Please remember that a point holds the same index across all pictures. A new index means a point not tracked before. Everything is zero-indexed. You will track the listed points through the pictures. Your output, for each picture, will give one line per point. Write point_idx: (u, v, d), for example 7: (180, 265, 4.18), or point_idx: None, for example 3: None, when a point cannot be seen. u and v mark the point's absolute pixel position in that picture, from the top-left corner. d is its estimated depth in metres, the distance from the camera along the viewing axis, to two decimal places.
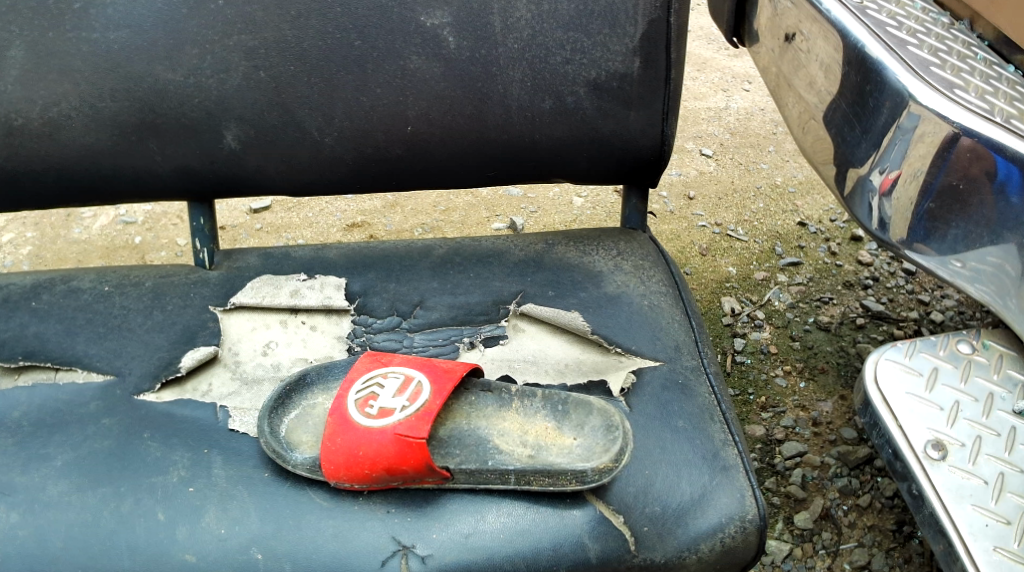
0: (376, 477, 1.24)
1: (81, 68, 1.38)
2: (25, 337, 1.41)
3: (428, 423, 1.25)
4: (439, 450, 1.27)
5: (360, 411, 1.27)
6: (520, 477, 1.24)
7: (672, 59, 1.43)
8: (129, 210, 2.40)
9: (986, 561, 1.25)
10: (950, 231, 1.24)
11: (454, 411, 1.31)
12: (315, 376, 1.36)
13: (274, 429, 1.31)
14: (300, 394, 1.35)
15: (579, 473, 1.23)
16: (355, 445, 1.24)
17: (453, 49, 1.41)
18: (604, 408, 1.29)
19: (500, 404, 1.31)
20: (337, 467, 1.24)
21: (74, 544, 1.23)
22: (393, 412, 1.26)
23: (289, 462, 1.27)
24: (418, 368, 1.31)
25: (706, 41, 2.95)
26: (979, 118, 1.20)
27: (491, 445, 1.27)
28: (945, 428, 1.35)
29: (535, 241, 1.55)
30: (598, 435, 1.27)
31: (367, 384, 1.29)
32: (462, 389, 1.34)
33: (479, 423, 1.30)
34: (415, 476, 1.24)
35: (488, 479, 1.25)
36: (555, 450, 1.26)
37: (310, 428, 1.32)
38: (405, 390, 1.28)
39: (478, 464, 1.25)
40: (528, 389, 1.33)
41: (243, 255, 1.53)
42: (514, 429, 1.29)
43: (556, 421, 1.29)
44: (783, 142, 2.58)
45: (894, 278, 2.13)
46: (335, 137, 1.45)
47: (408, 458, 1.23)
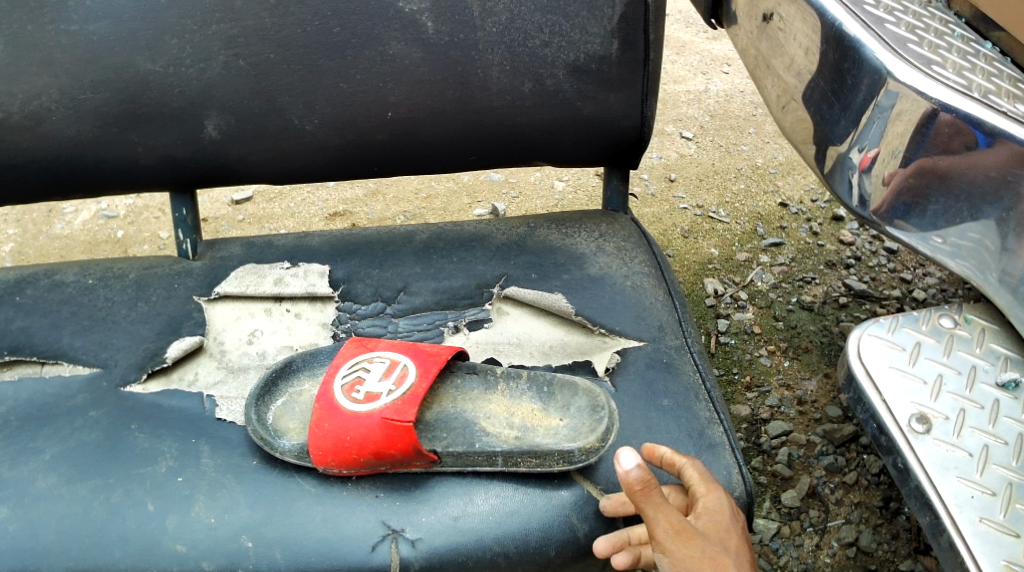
0: (364, 461, 1.24)
1: (62, 60, 1.38)
2: (10, 332, 1.40)
3: (413, 406, 1.26)
4: (423, 432, 1.28)
5: (346, 396, 1.28)
6: (507, 459, 1.25)
7: (651, 39, 1.43)
8: (110, 204, 2.39)
9: (973, 532, 1.26)
10: (930, 206, 1.25)
11: (440, 394, 1.32)
12: (300, 363, 1.37)
13: (261, 416, 1.31)
14: (286, 382, 1.35)
15: (567, 453, 1.24)
16: (342, 430, 1.25)
17: (432, 33, 1.41)
18: (590, 389, 1.30)
19: (485, 386, 1.32)
20: (324, 453, 1.25)
21: (63, 537, 1.23)
22: (379, 397, 1.27)
23: (277, 449, 1.27)
24: (403, 352, 1.32)
25: (685, 24, 2.96)
26: (955, 93, 1.21)
27: (478, 427, 1.28)
28: (928, 402, 1.36)
29: (517, 225, 1.55)
30: (584, 414, 1.28)
31: (352, 369, 1.30)
32: (446, 372, 1.34)
33: (465, 405, 1.31)
34: (402, 460, 1.24)
35: (476, 461, 1.26)
36: (541, 431, 1.27)
37: (298, 415, 1.32)
38: (391, 373, 1.29)
39: (465, 446, 1.26)
40: (514, 371, 1.34)
41: (226, 245, 1.53)
42: (500, 411, 1.30)
43: (542, 402, 1.30)
44: (764, 123, 2.60)
45: (876, 257, 2.15)
46: (316, 124, 1.45)
47: (396, 442, 1.24)
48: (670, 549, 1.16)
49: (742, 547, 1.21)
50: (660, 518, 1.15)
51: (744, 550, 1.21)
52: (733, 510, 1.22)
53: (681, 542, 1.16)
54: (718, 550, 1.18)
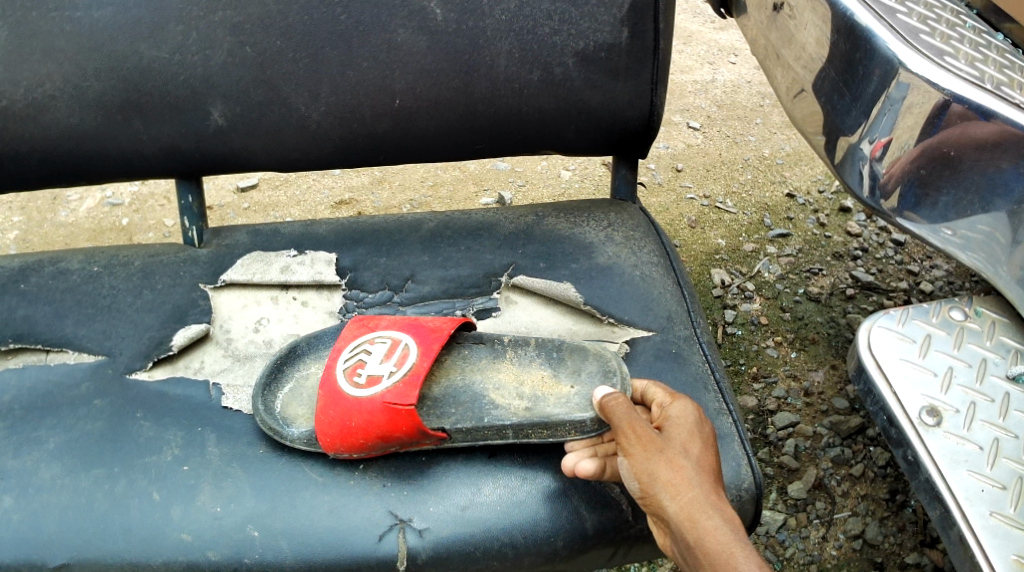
0: (371, 446, 1.24)
1: (64, 47, 1.36)
2: (14, 320, 1.40)
3: (415, 385, 1.26)
4: (432, 410, 1.29)
5: (349, 380, 1.28)
6: (517, 431, 1.25)
7: (661, 29, 1.42)
8: (115, 192, 2.38)
9: (983, 526, 1.25)
10: (941, 197, 1.23)
11: (447, 367, 1.33)
12: (305, 347, 1.37)
13: (268, 405, 1.31)
14: (292, 366, 1.35)
15: (578, 423, 1.23)
16: (346, 415, 1.25)
17: (440, 21, 1.40)
18: (599, 354, 1.31)
19: (494, 355, 1.33)
20: (332, 439, 1.24)
21: (68, 527, 1.23)
22: (381, 379, 1.27)
23: (286, 437, 1.27)
24: (404, 330, 1.32)
25: (691, 14, 2.95)
26: (968, 84, 1.17)
27: (487, 400, 1.29)
28: (939, 394, 1.35)
29: (525, 213, 1.54)
30: (596, 381, 1.28)
31: (353, 352, 1.30)
32: (453, 345, 1.35)
33: (473, 378, 1.32)
34: (410, 441, 1.24)
35: (487, 435, 1.25)
36: (552, 400, 1.28)
37: (304, 400, 1.32)
38: (392, 355, 1.29)
39: (474, 422, 1.26)
40: (520, 338, 1.34)
41: (232, 233, 1.52)
42: (509, 381, 1.31)
43: (553, 369, 1.31)
44: (771, 114, 2.58)
45: (883, 249, 2.14)
46: (322, 113, 1.44)
47: (400, 424, 1.23)
48: (630, 452, 1.18)
49: (710, 455, 1.19)
50: (621, 421, 1.19)
51: (712, 458, 1.19)
52: (704, 422, 1.22)
53: (639, 443, 1.17)
54: (678, 452, 1.17)
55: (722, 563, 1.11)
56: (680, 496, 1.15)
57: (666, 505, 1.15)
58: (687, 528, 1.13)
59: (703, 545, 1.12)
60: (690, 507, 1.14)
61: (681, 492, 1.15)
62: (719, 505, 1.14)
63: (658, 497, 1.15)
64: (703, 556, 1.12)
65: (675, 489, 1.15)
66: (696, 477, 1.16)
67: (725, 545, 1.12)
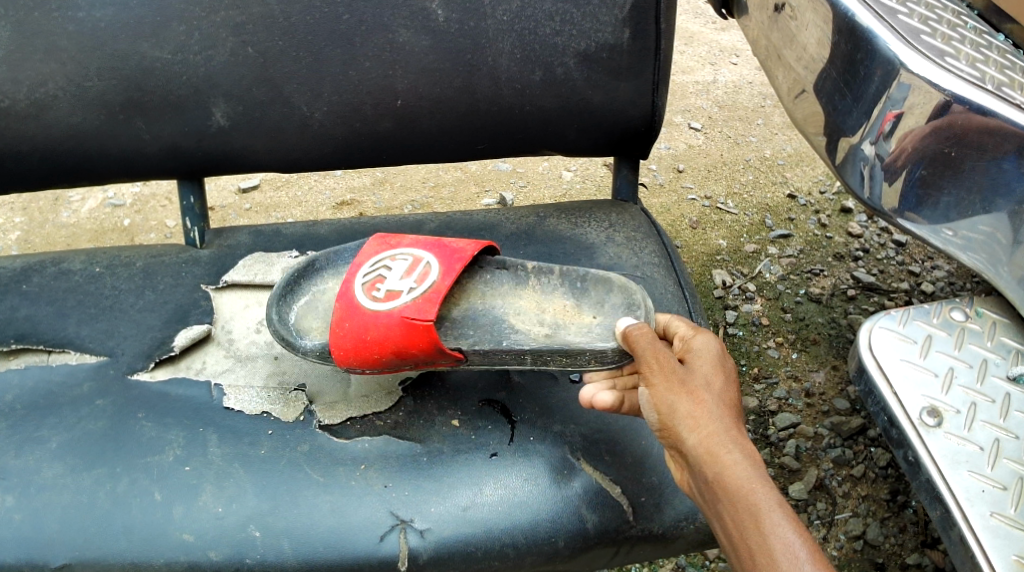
0: (385, 360, 1.28)
1: (67, 46, 1.37)
2: (16, 320, 1.40)
3: (433, 304, 1.28)
4: (451, 332, 1.33)
5: (367, 294, 1.29)
6: (536, 357, 1.27)
7: (662, 29, 1.42)
8: (117, 193, 2.38)
9: (983, 526, 1.25)
10: (942, 197, 1.23)
11: (468, 290, 1.37)
12: (324, 261, 1.40)
13: (282, 316, 1.35)
14: (309, 280, 1.39)
15: (601, 353, 1.25)
16: (362, 328, 1.27)
17: (442, 21, 1.40)
18: (625, 286, 1.33)
19: (516, 282, 1.37)
20: (346, 353, 1.27)
21: (70, 526, 1.23)
22: (400, 295, 1.28)
23: (297, 349, 1.30)
24: (426, 248, 1.33)
25: (693, 15, 2.95)
26: (969, 85, 1.17)
27: (507, 325, 1.34)
28: (940, 395, 1.35)
29: (526, 214, 1.54)
30: (619, 312, 1.32)
31: (374, 268, 1.31)
32: (478, 268, 1.38)
33: (494, 303, 1.36)
34: (425, 359, 1.28)
35: (504, 359, 1.28)
36: (573, 329, 1.32)
37: (319, 315, 1.37)
38: (413, 272, 1.31)
39: (492, 344, 1.31)
40: (545, 266, 1.37)
41: (234, 233, 1.52)
42: (531, 308, 1.35)
43: (576, 299, 1.35)
44: (772, 115, 2.58)
45: (885, 249, 2.14)
46: (324, 113, 1.44)
47: (415, 341, 1.26)
48: (652, 382, 1.17)
49: (731, 390, 1.19)
50: (644, 351, 1.19)
51: (733, 393, 1.19)
52: (727, 358, 1.21)
53: (662, 374, 1.17)
54: (700, 385, 1.17)
55: (741, 498, 1.11)
56: (700, 429, 1.14)
57: (686, 438, 1.14)
58: (706, 462, 1.13)
59: (722, 480, 1.12)
60: (711, 442, 1.13)
61: (701, 425, 1.14)
62: (739, 439, 1.14)
63: (678, 429, 1.15)
64: (722, 490, 1.12)
65: (696, 422, 1.14)
66: (717, 411, 1.15)
67: (744, 482, 1.11)
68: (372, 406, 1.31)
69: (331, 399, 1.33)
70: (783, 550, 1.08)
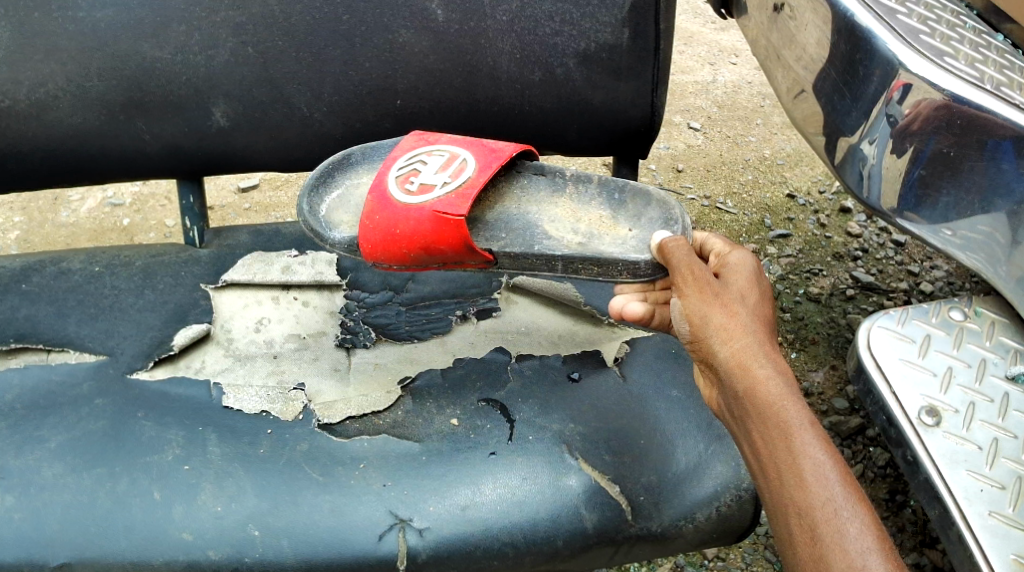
0: (413, 256, 1.30)
1: (67, 46, 1.36)
2: (16, 319, 1.40)
3: (463, 200, 1.29)
4: (483, 231, 1.34)
5: (400, 187, 1.32)
6: (566, 263, 1.29)
7: (661, 29, 1.42)
8: (117, 192, 2.38)
9: (982, 525, 1.25)
10: (941, 198, 1.22)
11: (503, 194, 1.38)
12: (359, 156, 1.41)
13: (312, 207, 1.36)
14: (344, 174, 1.40)
15: (632, 265, 1.27)
16: (392, 223, 1.30)
17: (442, 21, 1.40)
18: (663, 201, 1.33)
19: (553, 189, 1.38)
20: (373, 247, 1.30)
21: (70, 525, 1.23)
22: (432, 189, 1.30)
23: (327, 242, 1.33)
24: (464, 147, 1.35)
25: (693, 15, 2.95)
26: (969, 85, 1.17)
27: (541, 231, 1.33)
28: (938, 394, 1.35)
29: None
30: (656, 226, 1.31)
31: (409, 162, 1.34)
32: (513, 173, 1.40)
33: (528, 207, 1.36)
34: (455, 255, 1.30)
35: (534, 265, 1.31)
36: (608, 239, 1.31)
37: (350, 208, 1.38)
38: (448, 168, 1.33)
39: (524, 248, 1.31)
40: (583, 175, 1.38)
41: (233, 233, 1.52)
42: (566, 217, 1.34)
43: (612, 209, 1.35)
44: (771, 114, 2.59)
45: (884, 249, 2.14)
46: (324, 112, 1.45)
47: (444, 237, 1.28)
48: (685, 293, 1.19)
49: (766, 306, 1.20)
50: (679, 262, 1.21)
51: (769, 314, 1.19)
52: (762, 273, 1.23)
53: (696, 286, 1.19)
54: (734, 299, 1.18)
55: (771, 412, 1.11)
56: (732, 341, 1.15)
57: (718, 350, 1.15)
58: (737, 374, 1.13)
59: (753, 393, 1.12)
60: (742, 354, 1.14)
61: (733, 337, 1.15)
62: (772, 356, 1.14)
63: (709, 341, 1.16)
64: (752, 404, 1.12)
65: (728, 333, 1.15)
66: (750, 325, 1.16)
67: (775, 396, 1.11)
68: (371, 405, 1.33)
69: (330, 399, 1.34)
70: (812, 469, 1.08)
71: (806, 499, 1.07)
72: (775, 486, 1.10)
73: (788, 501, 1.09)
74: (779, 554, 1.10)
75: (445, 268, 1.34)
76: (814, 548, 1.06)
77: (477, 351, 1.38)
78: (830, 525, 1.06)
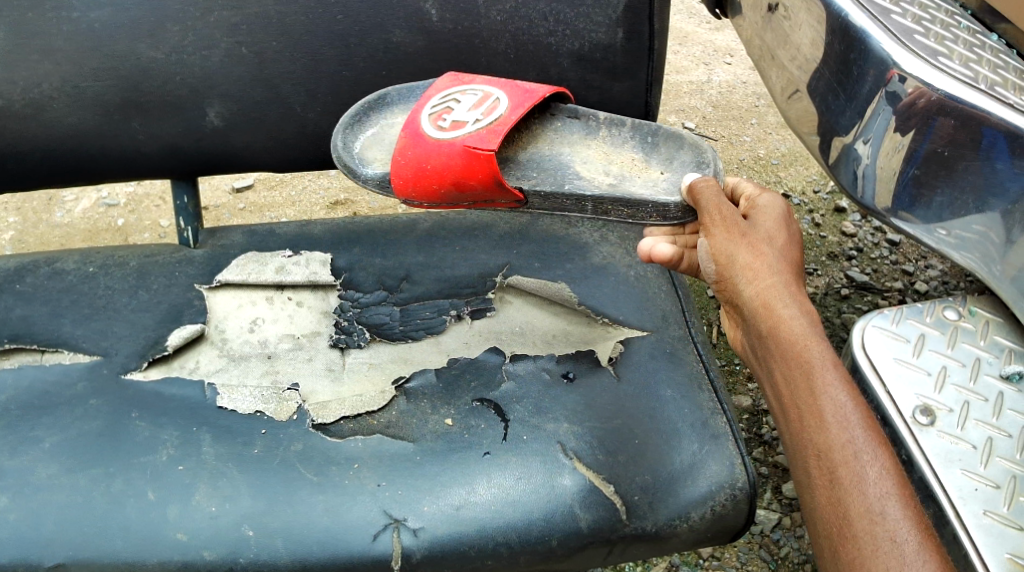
0: (444, 191, 1.35)
1: (63, 47, 1.36)
2: (10, 320, 1.40)
3: (495, 137, 1.33)
4: (515, 173, 1.38)
5: (433, 124, 1.35)
6: (596, 204, 1.32)
7: (655, 29, 1.42)
8: (111, 193, 2.38)
9: (976, 525, 1.23)
10: (935, 197, 1.22)
11: (536, 136, 1.42)
12: (395, 96, 1.43)
13: (347, 144, 1.40)
14: (379, 114, 1.42)
15: (662, 208, 1.30)
16: (423, 158, 1.35)
17: (436, 21, 1.40)
18: (695, 144, 1.35)
19: (586, 132, 1.42)
20: (405, 182, 1.35)
21: (65, 526, 1.23)
22: (465, 126, 1.34)
23: (359, 177, 1.37)
24: (498, 87, 1.37)
25: (687, 15, 2.96)
26: (962, 84, 1.17)
27: (574, 171, 1.37)
28: (933, 394, 1.32)
29: (519, 214, 1.54)
30: (687, 169, 1.34)
31: (443, 99, 1.36)
32: (547, 116, 1.44)
33: (561, 149, 1.40)
34: (486, 193, 1.34)
35: (563, 206, 1.34)
36: (639, 181, 1.34)
37: (383, 147, 1.41)
38: (481, 105, 1.35)
39: (555, 188, 1.34)
40: (617, 119, 1.41)
41: (227, 233, 1.52)
42: (599, 158, 1.38)
43: (645, 152, 1.38)
44: (766, 114, 2.59)
45: (878, 249, 2.15)
46: (319, 112, 1.45)
47: (475, 171, 1.33)
48: (712, 232, 1.24)
49: (793, 247, 1.24)
50: (707, 203, 1.25)
51: (796, 256, 1.23)
52: (790, 217, 1.27)
53: (722, 226, 1.23)
54: (760, 240, 1.22)
55: (795, 353, 1.15)
56: (757, 281, 1.19)
57: (743, 288, 1.20)
58: (762, 313, 1.18)
59: (777, 333, 1.16)
60: (767, 293, 1.18)
61: (758, 277, 1.19)
62: (797, 297, 1.18)
63: (736, 280, 1.21)
64: (776, 344, 1.16)
65: (752, 272, 1.20)
66: (776, 265, 1.20)
67: (799, 334, 1.15)
68: (365, 405, 1.33)
69: (324, 399, 1.34)
70: (833, 409, 1.12)
71: (826, 440, 1.11)
72: (796, 427, 1.14)
73: (808, 441, 1.12)
74: (799, 494, 1.14)
75: (475, 207, 1.39)
76: (832, 488, 1.10)
77: (471, 351, 1.39)
78: (848, 466, 1.10)
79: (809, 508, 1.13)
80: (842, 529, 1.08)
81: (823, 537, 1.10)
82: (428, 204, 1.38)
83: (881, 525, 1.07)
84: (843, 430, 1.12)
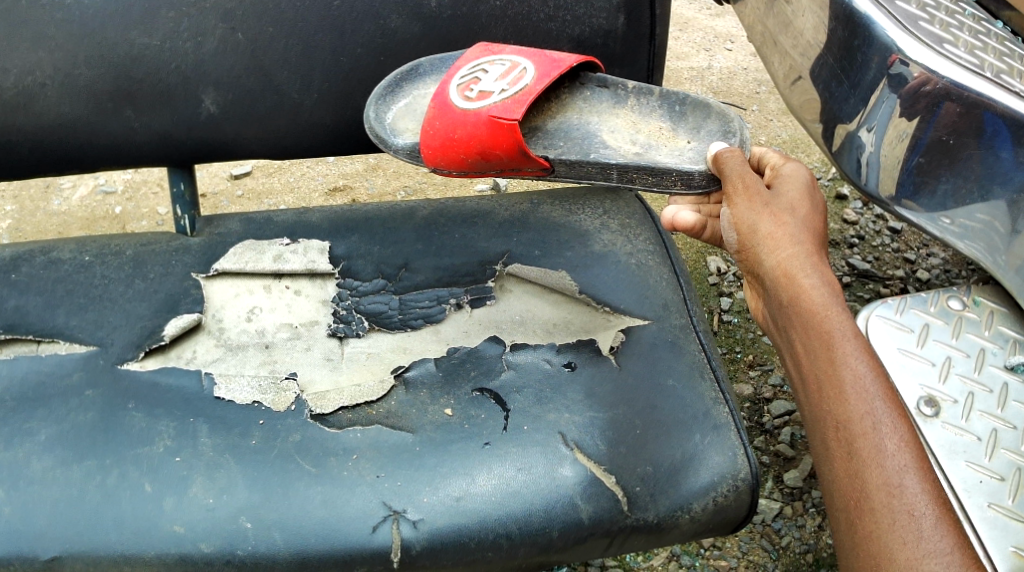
0: (471, 161, 1.36)
1: (55, 35, 1.35)
2: (5, 310, 1.38)
3: (519, 107, 1.33)
4: (542, 141, 1.39)
5: (460, 94, 1.35)
6: (621, 172, 1.32)
7: (656, 15, 1.41)
8: (107, 179, 2.36)
9: (981, 518, 1.22)
10: (939, 186, 1.20)
11: (565, 105, 1.42)
12: (428, 67, 1.42)
13: (380, 115, 1.42)
14: (411, 84, 1.42)
15: (686, 176, 1.30)
16: (451, 127, 1.35)
17: (433, 7, 1.39)
18: (722, 113, 1.35)
19: (614, 101, 1.41)
20: (434, 152, 1.36)
21: (60, 519, 1.22)
22: (491, 96, 1.34)
23: (390, 148, 1.40)
24: (525, 56, 1.36)
25: (688, 0, 2.94)
26: (968, 72, 1.15)
27: (599, 140, 1.38)
28: (937, 384, 1.30)
29: (520, 201, 1.52)
30: (714, 138, 1.34)
31: (471, 70, 1.35)
32: (577, 84, 1.43)
33: (590, 118, 1.40)
34: (512, 164, 1.34)
35: (590, 173, 1.34)
36: (665, 149, 1.34)
37: (417, 118, 1.43)
38: (507, 75, 1.34)
39: (579, 157, 1.34)
40: (645, 87, 1.40)
41: (224, 221, 1.49)
42: (626, 127, 1.38)
43: (672, 122, 1.38)
44: (767, 100, 2.57)
45: (880, 236, 2.13)
46: (314, 100, 1.42)
47: (500, 142, 1.33)
48: (734, 202, 1.24)
49: (815, 217, 1.24)
50: (731, 172, 1.25)
51: (819, 225, 1.24)
52: (815, 186, 1.27)
53: (745, 195, 1.23)
54: (783, 209, 1.23)
55: (816, 324, 1.15)
56: (778, 251, 1.20)
57: (765, 259, 1.21)
58: (783, 283, 1.19)
59: (798, 303, 1.17)
60: (788, 264, 1.19)
61: (780, 247, 1.20)
62: (819, 267, 1.19)
63: (758, 250, 1.22)
64: (797, 315, 1.17)
65: (774, 242, 1.20)
66: (798, 235, 1.21)
67: (819, 304, 1.16)
68: (363, 395, 1.33)
69: (321, 389, 1.34)
70: (852, 380, 1.13)
71: (845, 412, 1.12)
72: (816, 399, 1.15)
73: (827, 412, 1.13)
74: (816, 466, 1.15)
75: (504, 175, 1.38)
76: (850, 460, 1.10)
77: (470, 341, 1.38)
78: (867, 438, 1.10)
79: (826, 479, 1.14)
80: (859, 501, 1.09)
81: (840, 509, 1.11)
82: (458, 173, 1.38)
83: (899, 499, 1.08)
84: (862, 401, 1.12)
